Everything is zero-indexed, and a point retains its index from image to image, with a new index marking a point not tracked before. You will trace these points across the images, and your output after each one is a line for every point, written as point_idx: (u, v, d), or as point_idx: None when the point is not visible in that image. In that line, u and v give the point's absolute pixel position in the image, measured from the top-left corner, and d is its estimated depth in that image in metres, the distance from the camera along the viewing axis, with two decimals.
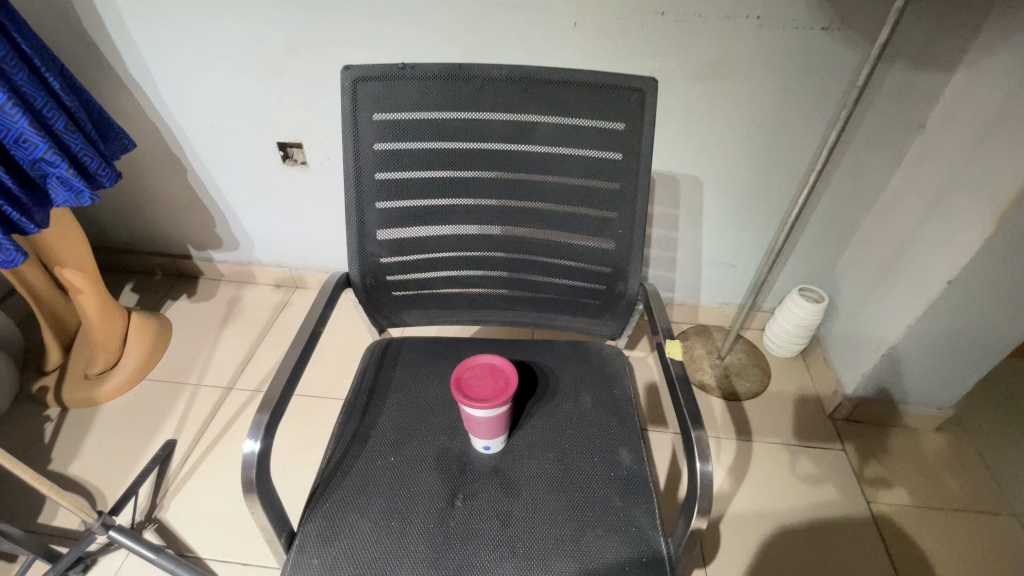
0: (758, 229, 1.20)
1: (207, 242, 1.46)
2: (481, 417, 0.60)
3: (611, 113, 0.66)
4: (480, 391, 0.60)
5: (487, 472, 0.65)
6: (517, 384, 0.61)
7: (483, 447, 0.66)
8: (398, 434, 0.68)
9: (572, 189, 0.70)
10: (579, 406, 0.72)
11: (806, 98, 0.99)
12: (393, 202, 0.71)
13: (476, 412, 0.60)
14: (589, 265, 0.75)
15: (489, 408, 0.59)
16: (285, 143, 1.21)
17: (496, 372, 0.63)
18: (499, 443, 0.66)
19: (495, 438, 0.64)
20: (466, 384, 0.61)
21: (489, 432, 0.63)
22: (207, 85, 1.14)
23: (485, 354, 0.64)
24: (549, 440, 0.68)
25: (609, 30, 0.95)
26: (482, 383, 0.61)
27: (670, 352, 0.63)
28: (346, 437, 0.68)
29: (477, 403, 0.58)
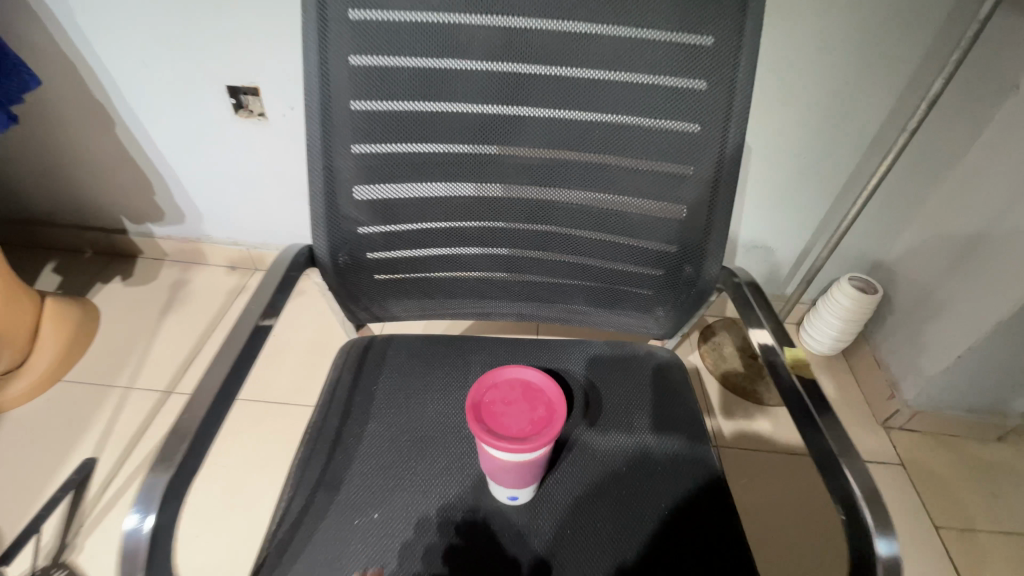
0: (807, 207, 1.02)
1: (145, 213, 1.21)
2: (509, 465, 0.42)
3: (698, 19, 0.46)
4: (512, 425, 0.42)
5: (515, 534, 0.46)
6: (564, 413, 0.43)
7: (509, 498, 0.47)
8: (382, 482, 0.48)
9: (631, 134, 0.50)
10: (634, 436, 0.53)
11: (890, 42, 0.80)
12: (378, 147, 0.50)
13: (503, 458, 0.41)
14: (646, 242, 0.56)
15: (522, 454, 0.41)
16: (238, 88, 0.97)
17: (532, 395, 0.44)
18: (530, 492, 0.47)
19: (525, 489, 0.46)
20: (491, 414, 0.43)
21: (517, 484, 0.44)
22: (130, 6, 0.89)
23: (515, 369, 0.46)
24: (598, 486, 0.50)
25: None
26: (512, 413, 0.43)
27: (791, 362, 0.46)
28: (304, 490, 0.47)
29: (505, 445, 0.40)
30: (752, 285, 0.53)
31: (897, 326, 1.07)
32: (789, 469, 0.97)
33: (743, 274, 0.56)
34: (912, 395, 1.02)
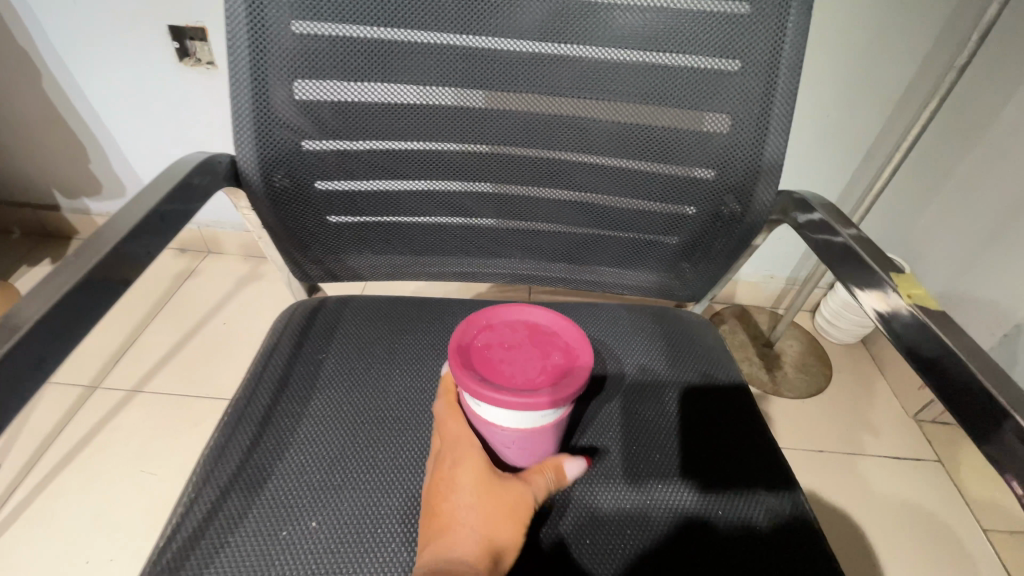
0: None
1: (80, 186, 1.06)
2: (511, 426, 0.34)
3: None
4: (517, 375, 0.35)
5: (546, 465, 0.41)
6: (581, 361, 0.36)
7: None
8: (325, 473, 0.35)
9: (664, 17, 0.38)
10: (634, 475, 0.40)
11: None
12: (326, 28, 0.37)
13: (504, 416, 0.34)
14: (675, 169, 0.44)
15: (531, 410, 0.33)
16: (181, 29, 0.84)
17: (542, 341, 0.38)
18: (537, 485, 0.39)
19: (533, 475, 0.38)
20: (490, 362, 0.35)
21: (526, 456, 0.37)
22: None
23: (517, 311, 0.40)
24: (589, 529, 0.37)
25: None
26: (516, 360, 0.36)
27: (910, 296, 0.31)
28: (217, 482, 0.34)
29: (507, 396, 0.32)
30: (830, 211, 0.40)
31: None
32: (829, 464, 0.88)
33: (812, 201, 0.42)
34: None
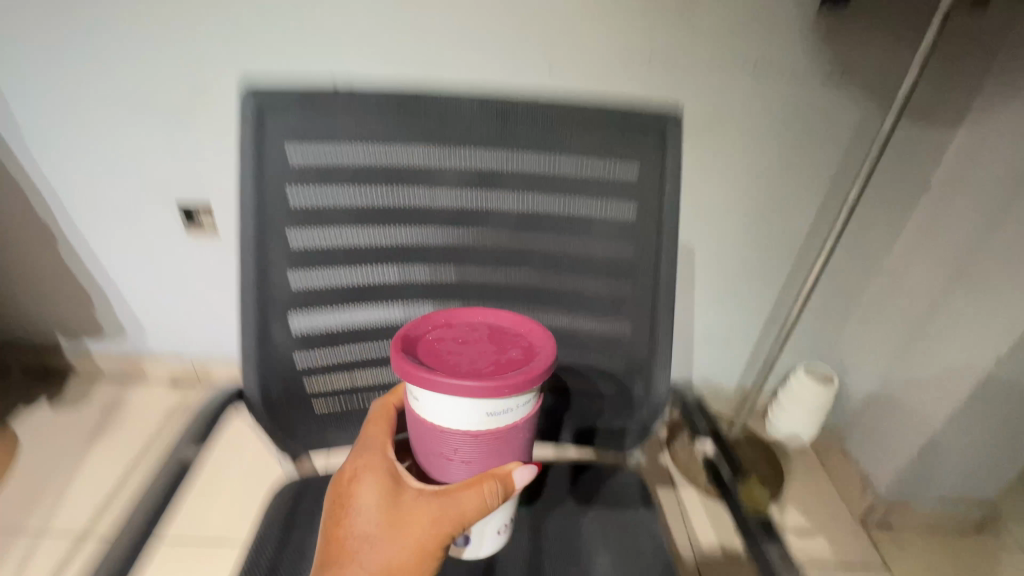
0: (755, 303, 1.06)
1: (83, 328, 1.14)
2: (459, 417, 0.41)
3: (623, 153, 0.49)
4: (465, 363, 0.42)
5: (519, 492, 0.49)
6: (526, 357, 0.43)
7: (496, 530, 0.50)
8: None
9: (571, 255, 0.52)
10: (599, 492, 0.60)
11: (809, 153, 0.88)
12: (315, 275, 0.49)
13: (467, 400, 0.40)
14: (594, 359, 0.55)
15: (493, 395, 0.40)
16: (190, 205, 0.96)
17: (493, 338, 0.45)
18: (503, 542, 0.53)
19: (506, 511, 0.49)
20: (441, 352, 0.43)
21: (467, 457, 0.44)
22: (81, 130, 0.89)
23: (478, 315, 0.47)
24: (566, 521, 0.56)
25: (586, 79, 0.81)
26: (466, 352, 0.43)
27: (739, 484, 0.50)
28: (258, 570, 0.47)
29: (444, 377, 0.39)
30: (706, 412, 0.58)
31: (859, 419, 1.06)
32: None
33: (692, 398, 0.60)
34: (886, 490, 0.99)
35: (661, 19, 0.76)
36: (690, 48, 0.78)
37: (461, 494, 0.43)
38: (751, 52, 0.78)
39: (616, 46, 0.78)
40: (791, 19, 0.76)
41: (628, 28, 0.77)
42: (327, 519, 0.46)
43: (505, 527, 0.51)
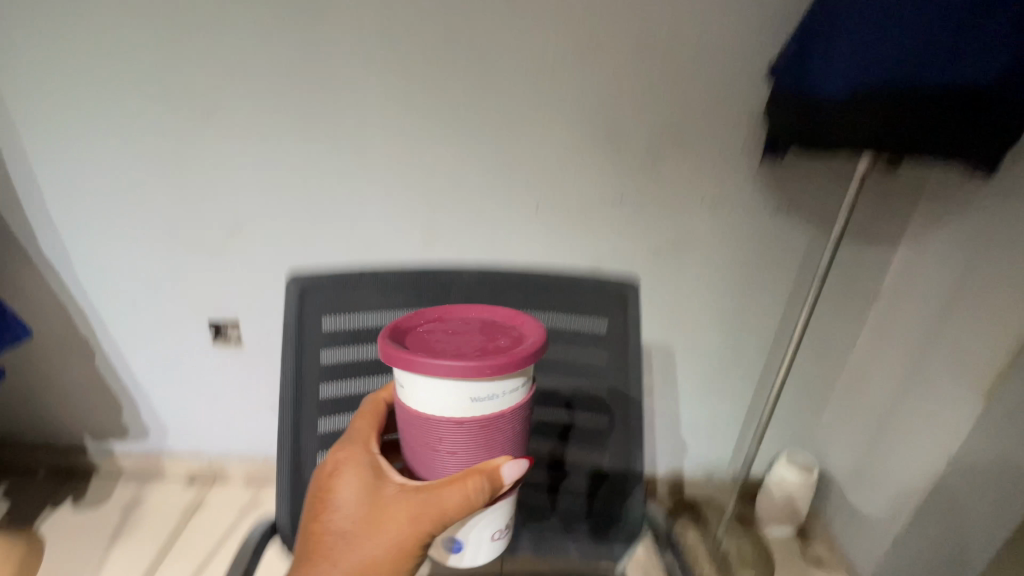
0: (734, 395, 1.16)
1: (109, 431, 1.22)
2: (446, 402, 0.44)
3: (592, 313, 0.64)
4: (452, 349, 0.45)
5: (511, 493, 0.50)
6: (510, 345, 0.46)
7: (491, 537, 0.50)
8: None
9: (554, 392, 0.65)
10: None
11: (767, 269, 1.01)
12: (344, 421, 0.59)
13: (448, 378, 0.43)
14: (580, 481, 0.65)
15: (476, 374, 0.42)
16: (219, 321, 1.07)
17: (481, 332, 0.48)
18: (499, 551, 0.53)
19: (502, 515, 0.50)
20: (430, 341, 0.46)
21: (456, 451, 0.46)
22: (128, 260, 1.01)
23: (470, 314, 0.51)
24: None
25: (570, 216, 0.95)
26: (453, 341, 0.46)
27: None
28: None
29: (428, 360, 0.42)
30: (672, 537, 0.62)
31: (840, 508, 1.12)
32: None
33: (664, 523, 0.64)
34: None
35: (630, 170, 0.91)
36: (657, 191, 0.93)
37: (447, 486, 0.44)
38: (709, 191, 0.93)
39: (595, 191, 0.93)
40: (739, 167, 0.91)
41: (605, 177, 0.92)
42: (312, 510, 0.51)
43: (501, 534, 0.51)
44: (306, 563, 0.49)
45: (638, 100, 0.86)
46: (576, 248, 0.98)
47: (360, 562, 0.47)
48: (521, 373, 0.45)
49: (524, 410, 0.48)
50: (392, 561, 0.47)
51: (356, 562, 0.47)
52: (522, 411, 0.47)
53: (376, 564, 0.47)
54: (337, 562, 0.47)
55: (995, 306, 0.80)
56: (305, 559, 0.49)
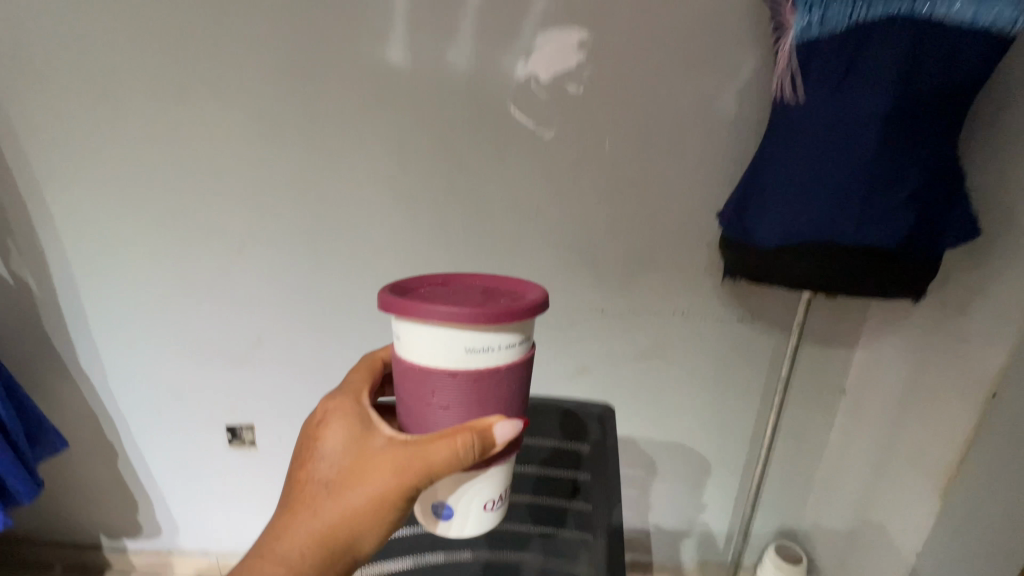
0: (721, 486, 1.22)
1: (124, 530, 1.27)
2: (445, 353, 0.48)
3: (576, 435, 0.79)
4: (452, 302, 0.49)
5: (494, 460, 0.53)
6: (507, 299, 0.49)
7: (483, 507, 0.55)
8: None
9: (540, 508, 0.70)
10: None
11: (740, 369, 1.11)
12: None
13: (447, 323, 0.46)
14: None
15: (474, 322, 0.46)
16: (234, 425, 1.15)
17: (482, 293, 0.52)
18: (489, 525, 0.56)
19: (493, 486, 0.54)
20: (433, 297, 0.50)
21: (449, 404, 0.49)
22: (156, 373, 1.11)
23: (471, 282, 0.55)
24: None
25: (557, 326, 1.06)
26: (455, 297, 0.50)
27: None
28: None
29: (429, 305, 0.46)
30: None
31: None
32: None
33: None
34: None
35: (609, 287, 1.03)
36: (634, 303, 1.05)
37: (435, 441, 0.48)
38: (680, 304, 1.05)
39: (578, 305, 1.04)
40: (705, 282, 1.03)
41: (586, 294, 1.03)
42: (302, 456, 0.56)
43: (491, 507, 0.55)
44: (291, 505, 0.53)
45: (611, 229, 0.98)
46: (563, 355, 1.08)
47: (342, 508, 0.51)
48: (518, 328, 0.49)
49: (520, 371, 0.51)
50: (370, 506, 0.51)
51: (337, 505, 0.51)
52: (517, 372, 0.51)
53: (355, 509, 0.51)
54: (319, 506, 0.52)
55: (939, 411, 0.89)
56: (290, 502, 0.54)
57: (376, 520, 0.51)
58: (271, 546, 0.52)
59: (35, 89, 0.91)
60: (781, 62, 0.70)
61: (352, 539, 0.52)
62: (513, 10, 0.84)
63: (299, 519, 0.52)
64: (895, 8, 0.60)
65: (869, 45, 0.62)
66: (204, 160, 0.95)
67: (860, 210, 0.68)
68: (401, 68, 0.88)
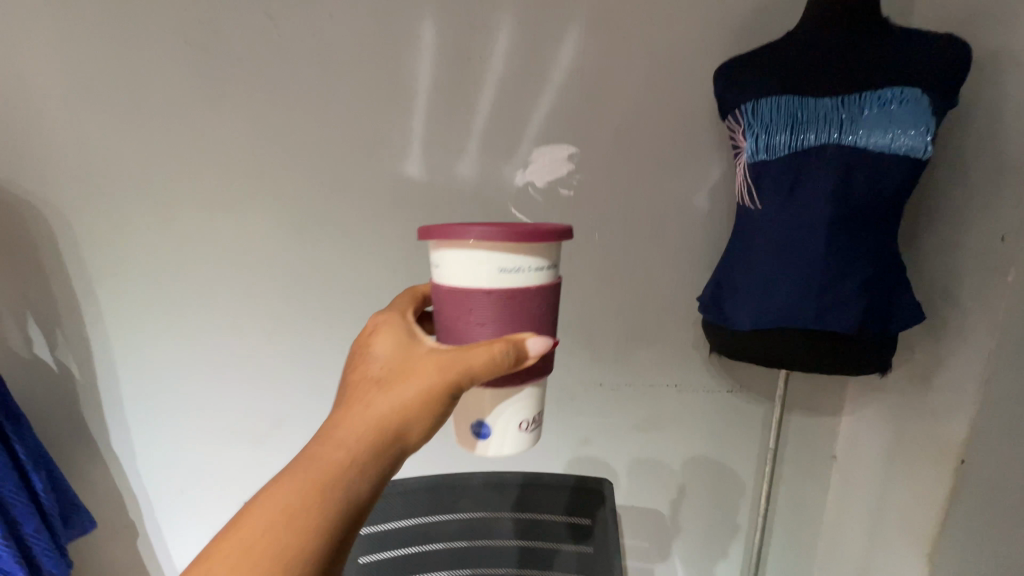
0: (724, 554, 1.24)
1: None
2: (479, 275, 0.54)
3: (580, 508, 0.83)
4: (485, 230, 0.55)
5: (526, 375, 0.58)
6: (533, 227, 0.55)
7: (519, 427, 0.60)
8: None
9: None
10: None
11: (734, 436, 1.17)
12: None
13: (481, 243, 0.53)
14: None
15: (505, 242, 0.52)
16: None
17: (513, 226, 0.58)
18: (523, 448, 0.61)
19: (528, 405, 0.60)
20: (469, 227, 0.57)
21: (484, 320, 0.55)
22: (182, 452, 1.16)
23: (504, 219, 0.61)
24: None
25: (559, 399, 1.13)
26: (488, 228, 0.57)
27: None
28: None
29: (463, 227, 0.52)
30: None
31: None
32: None
33: None
34: None
35: (606, 362, 1.11)
36: (630, 377, 1.12)
37: (481, 347, 0.50)
38: (673, 377, 1.13)
39: (578, 380, 1.12)
40: (694, 357, 1.12)
41: (586, 369, 1.11)
42: (348, 365, 0.56)
43: (526, 427, 0.60)
44: (341, 404, 0.52)
45: (607, 311, 1.08)
46: (566, 427, 1.15)
47: (391, 403, 0.49)
48: (546, 252, 0.55)
49: (546, 294, 0.56)
50: (414, 403, 0.49)
51: (384, 399, 0.49)
52: (543, 296, 0.56)
53: (401, 406, 0.49)
54: (366, 402, 0.50)
55: (918, 476, 0.95)
56: (341, 402, 0.52)
57: (422, 417, 0.50)
58: (319, 440, 0.48)
59: (90, 198, 1.00)
60: (739, 174, 0.83)
61: (399, 435, 0.49)
62: (514, 131, 0.99)
63: (346, 416, 0.49)
64: (825, 139, 0.74)
65: (808, 168, 0.75)
66: (241, 254, 1.05)
67: (819, 298, 0.76)
68: (418, 178, 1.02)
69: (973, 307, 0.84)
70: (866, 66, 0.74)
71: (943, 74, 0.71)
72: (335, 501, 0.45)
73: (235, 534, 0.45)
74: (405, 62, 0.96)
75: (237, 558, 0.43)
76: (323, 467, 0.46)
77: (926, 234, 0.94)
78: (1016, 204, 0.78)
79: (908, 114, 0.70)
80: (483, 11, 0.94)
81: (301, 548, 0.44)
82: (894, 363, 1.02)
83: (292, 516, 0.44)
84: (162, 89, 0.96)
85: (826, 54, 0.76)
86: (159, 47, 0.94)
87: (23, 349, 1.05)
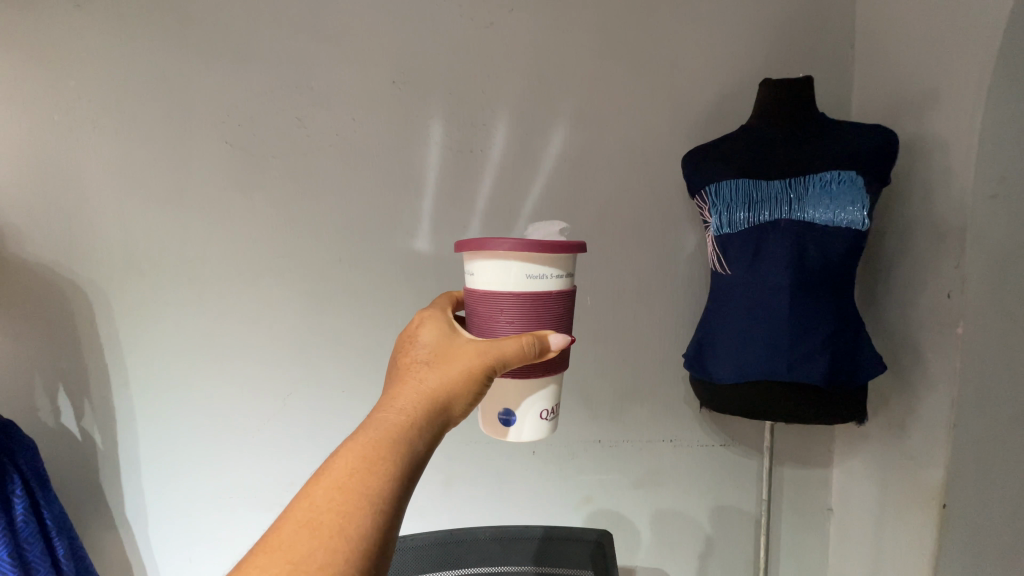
0: None
1: None
2: (507, 282, 0.64)
3: (580, 561, 0.88)
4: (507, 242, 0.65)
5: (548, 368, 0.67)
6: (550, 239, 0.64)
7: (539, 416, 0.68)
8: None
9: None
10: None
11: (730, 490, 1.21)
12: None
13: (511, 255, 0.63)
14: None
15: (530, 253, 0.63)
16: None
17: None
18: (543, 434, 0.69)
19: (547, 397, 0.68)
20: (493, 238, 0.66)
21: (511, 321, 0.64)
22: (196, 519, 1.19)
23: None
24: None
25: (560, 455, 1.17)
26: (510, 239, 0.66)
27: None
28: None
29: (490, 240, 0.61)
30: None
31: None
32: None
33: None
34: None
35: (604, 419, 1.17)
36: (626, 433, 1.18)
37: (509, 338, 0.60)
38: (668, 431, 1.19)
39: (578, 437, 1.17)
40: (686, 412, 1.18)
41: (585, 426, 1.17)
42: (395, 352, 0.64)
43: (546, 417, 0.69)
44: (394, 384, 0.59)
45: (602, 371, 1.16)
46: (569, 484, 1.18)
47: (439, 379, 0.58)
48: (562, 264, 0.65)
49: (562, 299, 0.67)
50: (458, 381, 0.58)
51: (435, 377, 0.58)
52: (560, 301, 0.66)
53: (447, 383, 0.58)
54: (418, 379, 0.58)
55: (906, 521, 0.99)
56: (393, 383, 0.60)
57: (464, 394, 0.58)
58: (380, 409, 0.56)
59: (130, 276, 1.11)
60: (708, 245, 0.95)
61: (446, 407, 0.57)
62: (512, 209, 1.12)
63: (403, 390, 0.57)
64: (777, 216, 0.87)
65: (769, 238, 0.87)
66: (264, 325, 1.15)
67: (789, 352, 0.85)
68: (427, 252, 1.14)
69: (933, 359, 0.93)
70: (812, 153, 0.87)
71: (874, 159, 0.84)
72: (404, 452, 0.51)
73: (319, 482, 0.48)
74: (416, 154, 1.11)
75: (327, 496, 0.47)
76: (391, 427, 0.53)
77: (886, 292, 1.04)
78: (955, 266, 0.89)
79: (846, 193, 0.83)
80: (484, 111, 1.10)
81: (381, 488, 0.48)
82: (873, 413, 1.09)
83: (371, 460, 0.50)
84: (200, 180, 1.09)
85: (776, 135, 0.90)
86: (203, 146, 1.08)
87: (51, 419, 1.11)
